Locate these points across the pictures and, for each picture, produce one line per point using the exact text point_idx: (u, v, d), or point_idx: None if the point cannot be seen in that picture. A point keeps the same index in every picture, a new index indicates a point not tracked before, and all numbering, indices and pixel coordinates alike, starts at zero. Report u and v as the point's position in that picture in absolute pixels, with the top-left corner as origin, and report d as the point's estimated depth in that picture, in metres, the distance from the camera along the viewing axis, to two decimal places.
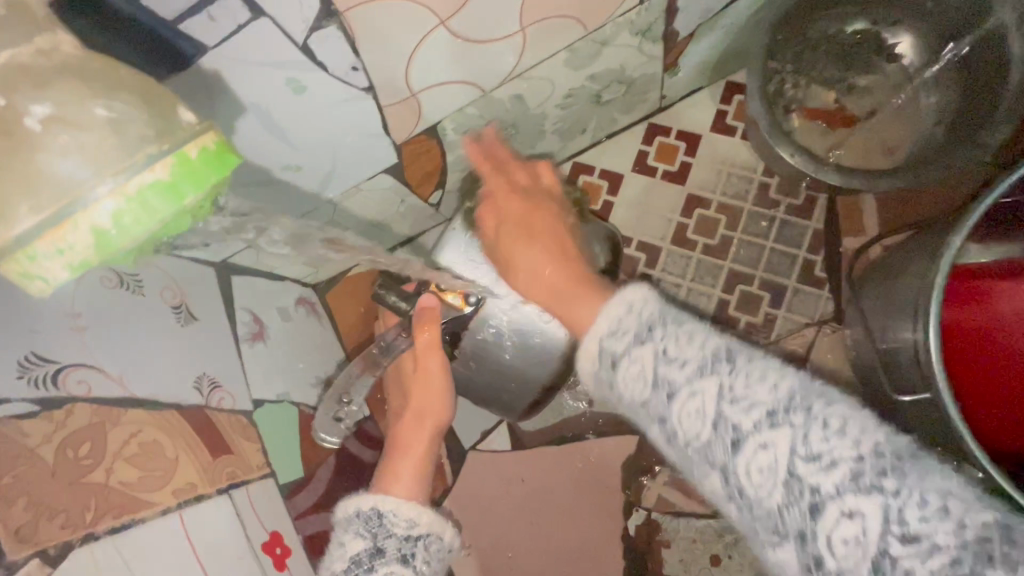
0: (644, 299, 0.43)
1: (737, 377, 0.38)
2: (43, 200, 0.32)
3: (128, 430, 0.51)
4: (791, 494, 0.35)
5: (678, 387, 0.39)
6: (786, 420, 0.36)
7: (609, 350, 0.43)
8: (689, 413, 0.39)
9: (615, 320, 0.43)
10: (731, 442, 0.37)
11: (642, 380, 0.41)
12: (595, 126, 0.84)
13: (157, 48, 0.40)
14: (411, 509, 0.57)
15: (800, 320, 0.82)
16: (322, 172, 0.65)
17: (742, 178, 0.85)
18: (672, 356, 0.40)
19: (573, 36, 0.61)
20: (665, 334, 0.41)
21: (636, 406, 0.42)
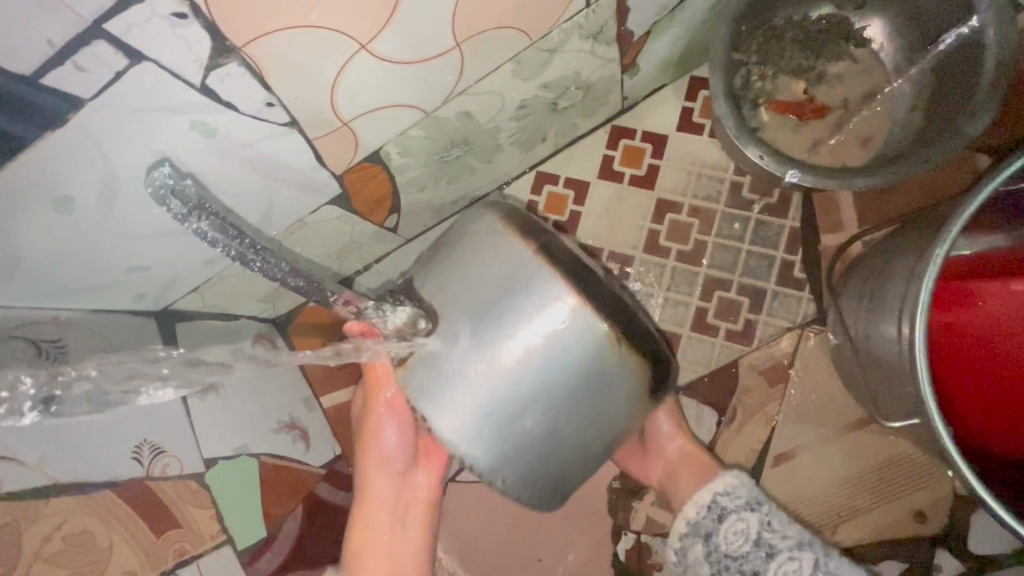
0: (742, 482, 0.66)
1: (773, 528, 0.62)
2: None
3: (53, 523, 0.47)
4: (755, 550, 0.61)
5: (778, 549, 0.61)
6: (801, 549, 0.61)
7: (717, 503, 0.64)
8: (785, 572, 0.60)
9: (731, 485, 0.65)
10: (766, 552, 0.61)
11: (743, 535, 0.62)
12: (556, 134, 0.79)
13: (18, 106, 0.35)
14: None
15: (782, 324, 0.78)
16: (256, 212, 0.59)
17: (713, 178, 0.81)
18: (739, 487, 0.65)
19: (517, 46, 0.56)
20: (767, 509, 0.63)
21: (728, 559, 0.62)
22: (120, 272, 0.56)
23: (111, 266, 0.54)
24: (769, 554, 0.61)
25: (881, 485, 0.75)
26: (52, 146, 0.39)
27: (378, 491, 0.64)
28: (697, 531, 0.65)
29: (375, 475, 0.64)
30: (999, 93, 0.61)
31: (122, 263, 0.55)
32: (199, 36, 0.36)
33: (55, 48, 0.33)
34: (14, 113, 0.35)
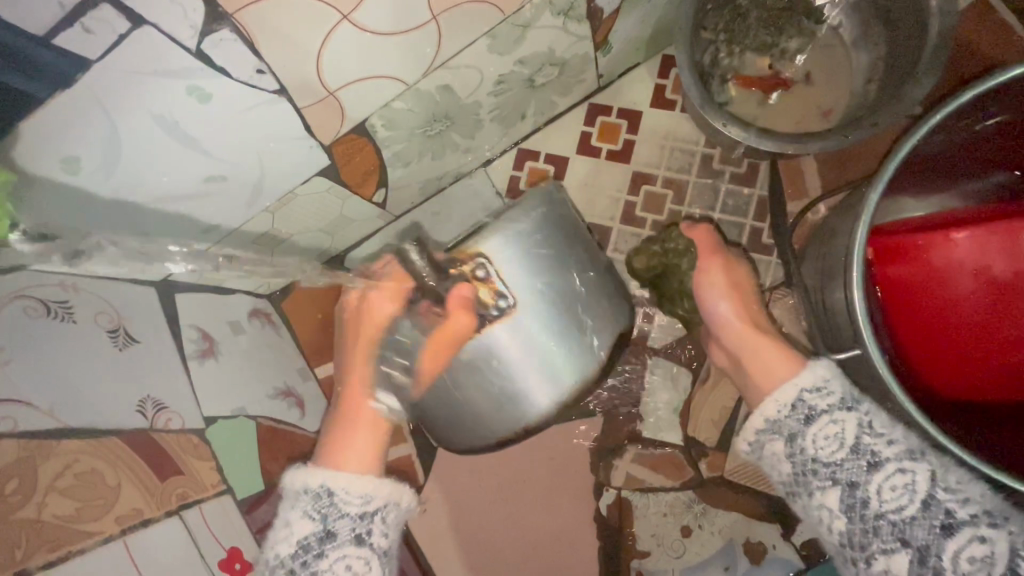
0: (834, 376, 0.58)
1: (874, 418, 0.54)
2: None
3: (65, 460, 0.50)
4: (857, 455, 0.53)
5: (883, 458, 0.52)
6: (917, 455, 0.52)
7: (804, 401, 0.57)
8: (893, 484, 0.50)
9: (820, 378, 0.58)
10: (868, 462, 0.52)
11: (836, 438, 0.54)
12: (535, 111, 0.83)
13: (30, 66, 0.38)
14: (367, 484, 0.54)
15: (752, 287, 0.82)
16: (249, 181, 0.63)
17: (685, 151, 0.85)
18: (826, 384, 0.57)
19: (491, 20, 0.60)
20: (866, 410, 0.55)
21: (819, 464, 0.54)
22: None
23: None
24: (872, 462, 0.52)
25: None
26: (62, 107, 0.43)
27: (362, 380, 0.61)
28: (777, 430, 0.58)
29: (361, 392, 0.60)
30: (942, 59, 0.65)
31: None
32: (193, 2, 0.41)
33: (65, 10, 0.37)
34: (25, 71, 0.39)
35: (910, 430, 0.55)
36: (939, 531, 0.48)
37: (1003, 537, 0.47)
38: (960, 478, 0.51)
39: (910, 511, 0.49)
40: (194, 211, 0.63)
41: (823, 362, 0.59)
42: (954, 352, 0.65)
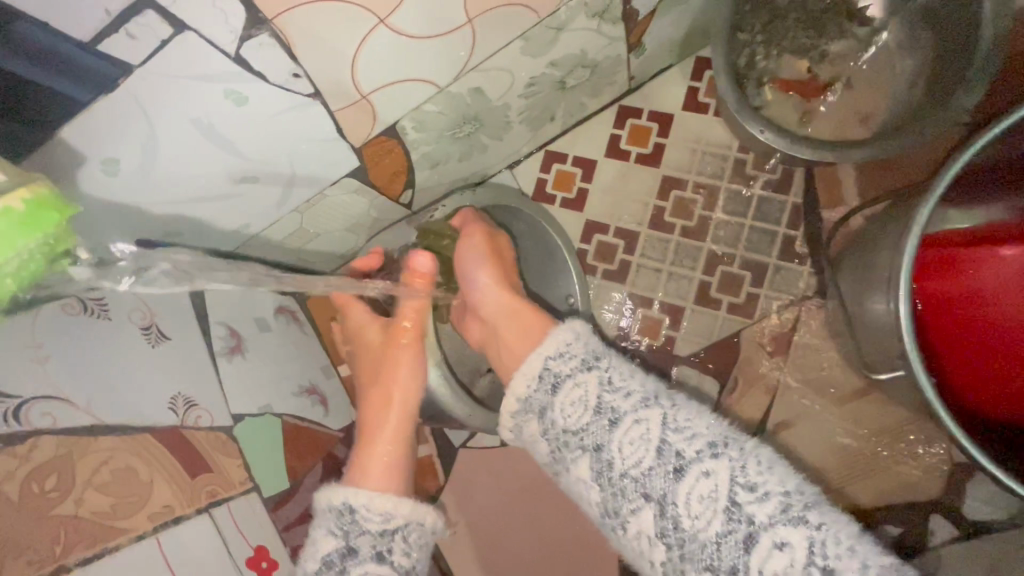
0: (586, 334, 0.59)
1: (681, 410, 0.50)
2: None
3: (99, 458, 0.51)
4: (661, 460, 0.47)
5: (687, 462, 0.47)
6: (720, 448, 0.47)
7: (550, 372, 0.57)
8: (695, 495, 0.45)
9: (563, 345, 0.58)
10: (673, 467, 0.47)
11: (642, 441, 0.48)
12: (563, 113, 0.82)
13: (75, 70, 0.39)
14: (387, 501, 0.54)
15: (782, 297, 0.80)
16: (280, 181, 0.63)
17: (717, 156, 0.83)
18: (573, 351, 0.57)
19: (525, 23, 0.59)
20: (672, 403, 0.51)
21: (631, 485, 0.48)
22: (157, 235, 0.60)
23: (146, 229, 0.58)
24: (677, 469, 0.46)
25: (879, 455, 0.78)
26: (103, 111, 0.43)
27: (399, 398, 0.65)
28: (583, 444, 0.52)
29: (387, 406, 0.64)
30: (994, 66, 0.62)
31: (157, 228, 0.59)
32: (234, 7, 0.40)
33: (111, 16, 0.37)
34: (70, 75, 0.39)
35: (716, 417, 0.51)
36: (741, 544, 0.43)
37: (801, 535, 0.42)
38: (757, 466, 0.46)
39: (713, 529, 0.44)
40: (226, 212, 0.63)
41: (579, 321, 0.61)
42: (998, 371, 0.63)
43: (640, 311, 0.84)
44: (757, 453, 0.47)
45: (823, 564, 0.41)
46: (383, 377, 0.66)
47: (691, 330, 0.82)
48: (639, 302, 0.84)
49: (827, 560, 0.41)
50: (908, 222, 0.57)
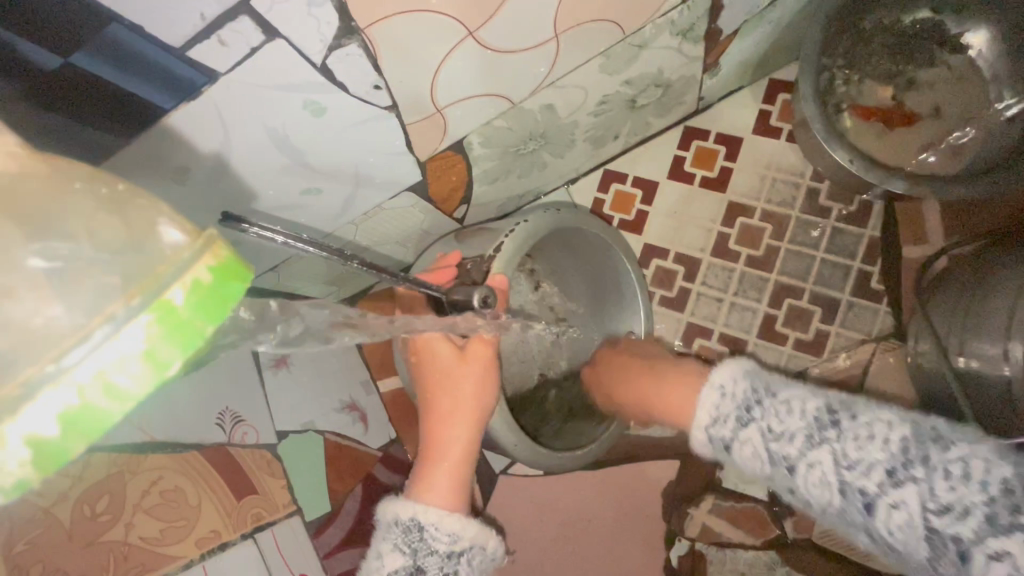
0: (737, 376, 0.48)
1: (775, 410, 0.44)
2: (25, 347, 0.22)
3: (149, 477, 0.48)
4: (773, 466, 0.43)
5: (796, 461, 0.42)
6: (821, 436, 0.41)
7: (719, 413, 0.47)
8: (812, 483, 0.41)
9: (712, 409, 0.47)
10: (787, 470, 0.42)
11: (756, 459, 0.44)
12: (628, 132, 0.79)
13: (163, 76, 0.37)
14: (454, 522, 0.53)
15: (855, 336, 0.76)
16: (343, 193, 0.61)
17: (788, 184, 0.79)
18: (724, 397, 0.47)
19: (610, 40, 0.56)
20: (762, 411, 0.45)
21: (761, 484, 0.45)
22: None
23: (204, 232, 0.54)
24: (789, 470, 0.42)
25: None
26: (179, 117, 0.41)
27: (469, 408, 0.58)
28: (716, 455, 0.48)
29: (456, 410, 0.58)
30: None
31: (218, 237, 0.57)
32: (329, 16, 0.38)
33: (206, 22, 0.34)
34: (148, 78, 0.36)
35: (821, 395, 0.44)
36: (862, 510, 0.39)
37: (913, 493, 0.37)
38: (860, 439, 0.40)
39: (835, 502, 0.41)
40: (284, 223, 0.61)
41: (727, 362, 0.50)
42: None
43: (699, 342, 0.79)
44: (862, 416, 0.42)
45: (937, 508, 0.37)
46: (447, 392, 0.58)
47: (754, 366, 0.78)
48: (698, 332, 0.80)
49: (940, 501, 0.37)
50: None
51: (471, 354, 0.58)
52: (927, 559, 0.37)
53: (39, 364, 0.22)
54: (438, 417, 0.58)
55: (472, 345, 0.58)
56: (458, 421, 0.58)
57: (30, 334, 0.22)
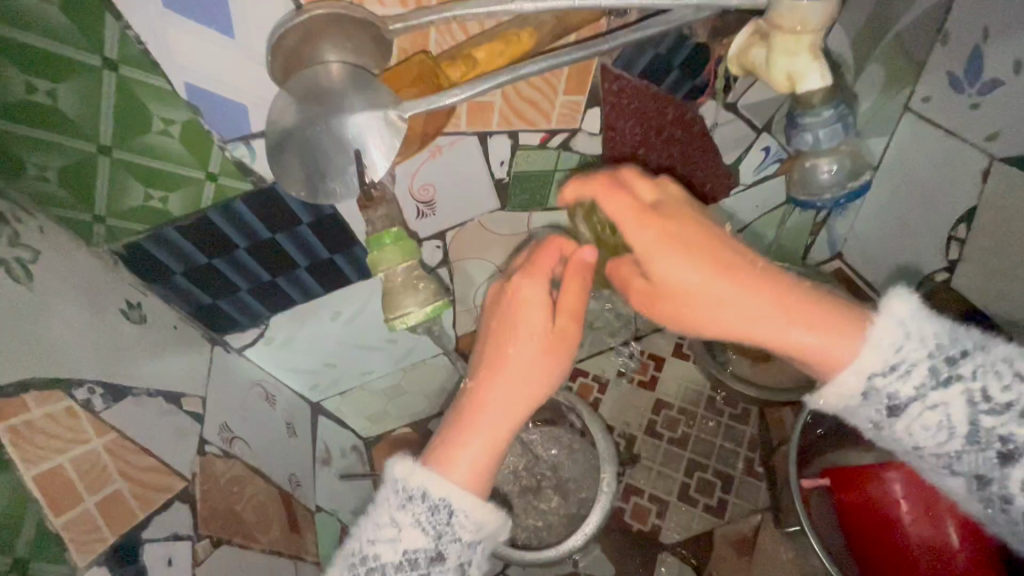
0: (913, 314, 0.51)
1: (974, 369, 0.49)
2: (416, 296, 0.54)
3: (254, 488, 0.75)
4: (975, 445, 0.50)
5: (905, 400, 0.50)
6: None
7: (876, 391, 0.51)
8: (929, 425, 0.51)
9: (894, 354, 0.50)
10: (989, 446, 0.49)
11: (944, 428, 0.50)
12: (589, 344, 1.20)
13: (361, 268, 0.80)
14: (483, 513, 0.53)
15: (746, 505, 1.05)
16: (407, 345, 1.00)
17: (695, 390, 1.16)
18: (909, 340, 0.50)
19: (573, 284, 1.02)
20: (970, 370, 0.49)
21: (880, 418, 0.53)
22: (321, 364, 0.97)
23: (319, 359, 0.95)
24: (1000, 450, 0.49)
25: None
26: (353, 287, 0.83)
27: (525, 398, 0.57)
28: (869, 407, 0.53)
29: (495, 367, 0.57)
30: None
31: (323, 359, 0.96)
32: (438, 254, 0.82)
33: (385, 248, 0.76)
34: (354, 268, 0.79)
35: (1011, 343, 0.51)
36: (999, 462, 0.50)
37: None
38: (1002, 380, 0.49)
39: (956, 447, 0.51)
40: (362, 356, 0.99)
41: (892, 296, 0.51)
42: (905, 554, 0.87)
43: (633, 499, 1.07)
44: (997, 355, 0.50)
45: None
46: (504, 358, 0.57)
47: (676, 524, 1.05)
48: (633, 491, 1.08)
49: None
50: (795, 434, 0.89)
51: (516, 329, 0.58)
52: None
53: (431, 295, 0.55)
54: (488, 369, 0.58)
55: (564, 295, 0.59)
56: (509, 408, 0.56)
57: (421, 294, 0.55)
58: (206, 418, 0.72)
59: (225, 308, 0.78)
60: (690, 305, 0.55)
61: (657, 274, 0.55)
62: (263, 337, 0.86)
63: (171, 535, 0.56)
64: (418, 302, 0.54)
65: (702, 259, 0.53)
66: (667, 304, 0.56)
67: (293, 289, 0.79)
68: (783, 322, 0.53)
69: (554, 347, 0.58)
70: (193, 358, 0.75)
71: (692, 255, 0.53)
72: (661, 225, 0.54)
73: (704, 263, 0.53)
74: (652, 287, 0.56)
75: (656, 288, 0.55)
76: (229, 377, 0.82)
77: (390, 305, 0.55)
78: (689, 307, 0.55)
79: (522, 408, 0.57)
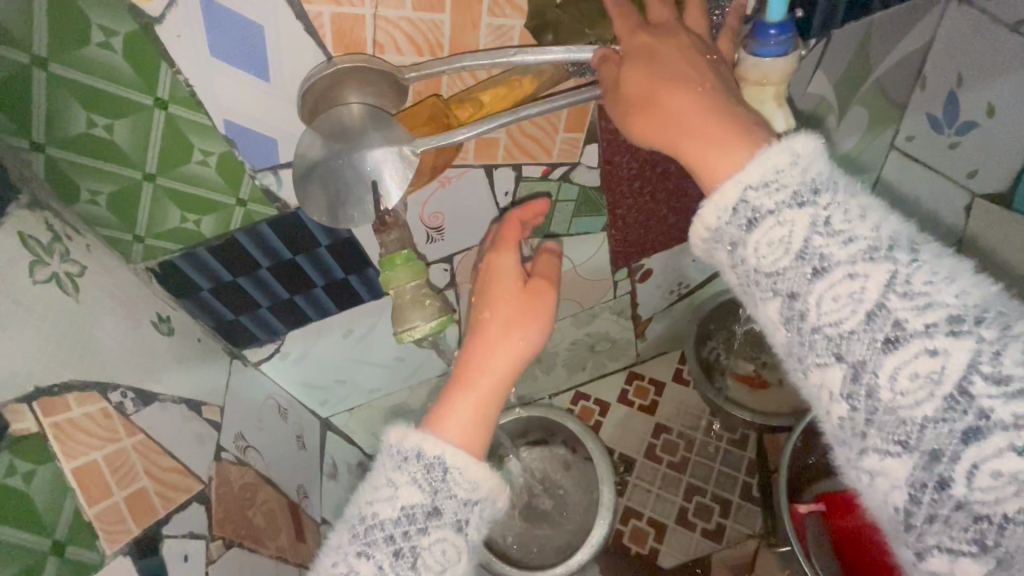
0: (811, 149, 0.44)
1: (838, 208, 0.42)
2: (421, 313, 0.59)
3: (266, 496, 0.79)
4: (871, 324, 0.40)
5: (766, 214, 0.44)
6: (998, 350, 0.37)
7: (746, 202, 0.45)
8: (836, 295, 0.41)
9: (772, 171, 0.44)
10: (885, 338, 0.39)
11: (782, 244, 0.43)
12: (591, 367, 1.23)
13: (374, 289, 0.85)
14: (480, 472, 0.51)
15: (744, 530, 1.06)
16: (415, 364, 1.05)
17: (694, 415, 1.19)
18: (795, 163, 0.44)
19: (575, 309, 1.07)
20: (827, 202, 0.43)
21: (764, 276, 0.45)
22: (332, 381, 1.01)
23: (330, 376, 1.00)
24: (817, 268, 0.42)
25: None
26: (365, 307, 0.89)
27: (504, 368, 0.55)
28: (718, 241, 0.47)
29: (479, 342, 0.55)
30: None
31: (334, 375, 1.00)
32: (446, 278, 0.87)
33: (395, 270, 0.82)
34: (368, 289, 0.85)
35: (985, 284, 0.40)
36: (942, 407, 0.37)
37: (995, 366, 0.36)
38: (929, 274, 0.40)
39: (852, 326, 0.41)
40: (371, 374, 1.03)
41: (799, 133, 0.45)
42: None
43: (632, 521, 1.09)
44: (855, 202, 0.43)
45: (989, 374, 0.37)
46: (485, 333, 0.56)
47: (674, 548, 1.06)
48: (632, 513, 1.10)
49: (994, 369, 0.37)
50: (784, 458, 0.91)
51: (493, 293, 0.57)
52: (930, 416, 0.38)
53: (435, 312, 0.59)
54: (483, 341, 0.55)
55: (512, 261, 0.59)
56: (480, 347, 0.55)
57: (426, 310, 0.59)
58: (224, 427, 0.77)
59: (246, 324, 0.83)
60: (642, 126, 0.53)
61: (647, 111, 0.52)
62: (280, 352, 0.91)
63: (189, 533, 0.60)
64: (423, 318, 0.59)
65: (683, 93, 0.51)
66: (648, 120, 0.52)
67: (310, 307, 0.85)
68: (704, 118, 0.50)
69: (531, 306, 0.57)
70: (214, 370, 0.80)
71: (675, 68, 0.52)
72: (695, 87, 0.51)
73: (681, 91, 0.51)
74: (626, 111, 0.54)
75: (634, 100, 0.53)
76: (247, 390, 0.87)
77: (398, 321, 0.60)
78: (672, 104, 0.51)
79: (501, 374, 0.55)
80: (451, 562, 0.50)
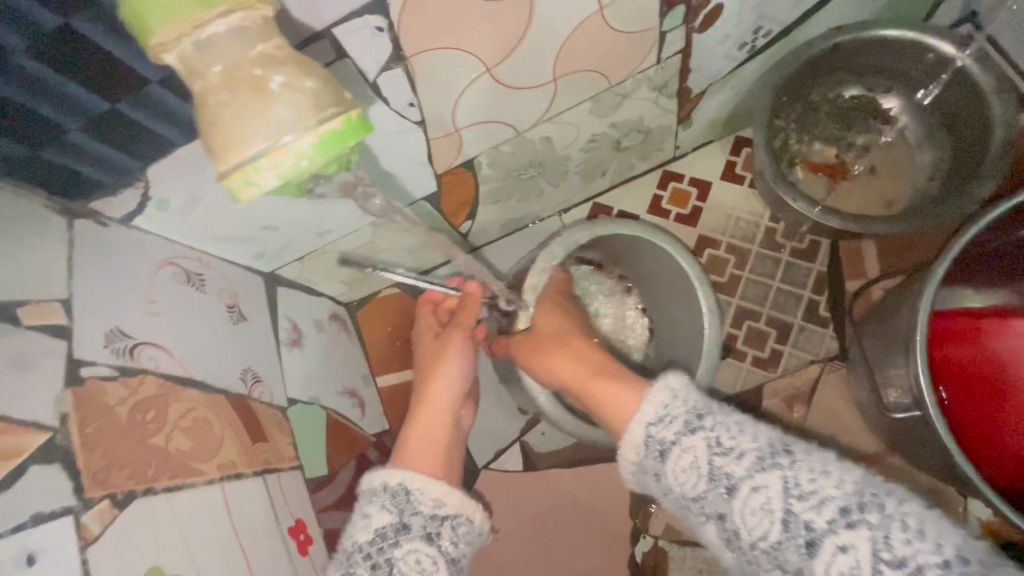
0: (685, 387, 0.57)
1: (725, 428, 0.52)
2: (268, 131, 0.36)
3: (185, 406, 0.56)
4: (786, 532, 0.46)
5: (737, 478, 0.49)
6: (853, 515, 0.44)
7: (655, 438, 0.55)
8: (749, 510, 0.48)
9: (662, 408, 0.55)
10: (804, 540, 0.45)
11: (692, 470, 0.51)
12: (615, 170, 0.92)
13: None
14: (439, 489, 0.57)
15: (805, 356, 0.88)
16: None
17: (749, 223, 0.93)
18: (674, 399, 0.55)
19: (598, 87, 0.70)
20: (715, 425, 0.52)
21: (691, 504, 0.52)
22: (256, 229, 0.71)
23: (253, 223, 0.69)
24: (728, 489, 0.49)
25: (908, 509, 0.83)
26: None
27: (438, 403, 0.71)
28: (644, 471, 0.57)
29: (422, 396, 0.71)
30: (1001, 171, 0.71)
31: (257, 221, 0.69)
32: (385, 45, 0.49)
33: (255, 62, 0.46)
34: None
35: (850, 469, 0.48)
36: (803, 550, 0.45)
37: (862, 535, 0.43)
38: (810, 471, 0.47)
39: (703, 491, 0.51)
40: (313, 213, 0.73)
41: (672, 371, 0.58)
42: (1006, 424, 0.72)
43: None
44: (733, 419, 0.53)
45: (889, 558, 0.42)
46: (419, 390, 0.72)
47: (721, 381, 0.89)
48: None
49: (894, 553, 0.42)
50: (925, 281, 0.64)
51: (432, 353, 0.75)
52: None
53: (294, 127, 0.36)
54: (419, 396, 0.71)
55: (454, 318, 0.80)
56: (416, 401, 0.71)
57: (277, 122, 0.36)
58: (78, 328, 0.49)
59: (57, 162, 0.49)
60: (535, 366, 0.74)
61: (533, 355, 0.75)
62: (152, 201, 0.58)
63: (23, 522, 0.39)
64: (273, 139, 0.36)
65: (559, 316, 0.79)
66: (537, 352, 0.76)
67: (159, 125, 0.49)
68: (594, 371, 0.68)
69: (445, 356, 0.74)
70: (32, 244, 0.50)
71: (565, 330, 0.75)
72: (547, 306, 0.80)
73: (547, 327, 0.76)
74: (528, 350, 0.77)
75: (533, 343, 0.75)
76: (115, 258, 0.57)
77: (223, 151, 0.36)
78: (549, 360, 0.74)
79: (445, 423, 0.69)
80: (429, 569, 0.53)
